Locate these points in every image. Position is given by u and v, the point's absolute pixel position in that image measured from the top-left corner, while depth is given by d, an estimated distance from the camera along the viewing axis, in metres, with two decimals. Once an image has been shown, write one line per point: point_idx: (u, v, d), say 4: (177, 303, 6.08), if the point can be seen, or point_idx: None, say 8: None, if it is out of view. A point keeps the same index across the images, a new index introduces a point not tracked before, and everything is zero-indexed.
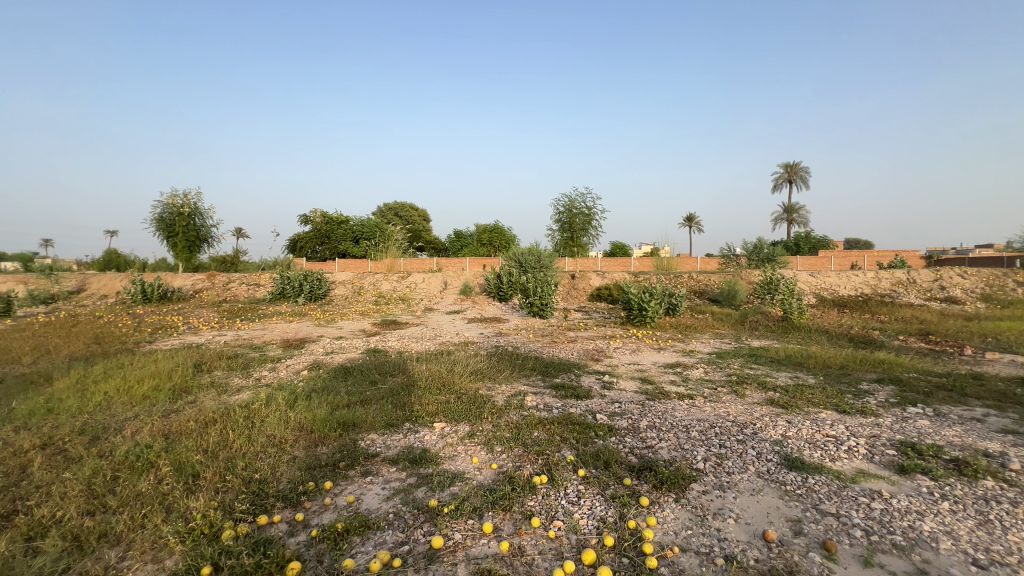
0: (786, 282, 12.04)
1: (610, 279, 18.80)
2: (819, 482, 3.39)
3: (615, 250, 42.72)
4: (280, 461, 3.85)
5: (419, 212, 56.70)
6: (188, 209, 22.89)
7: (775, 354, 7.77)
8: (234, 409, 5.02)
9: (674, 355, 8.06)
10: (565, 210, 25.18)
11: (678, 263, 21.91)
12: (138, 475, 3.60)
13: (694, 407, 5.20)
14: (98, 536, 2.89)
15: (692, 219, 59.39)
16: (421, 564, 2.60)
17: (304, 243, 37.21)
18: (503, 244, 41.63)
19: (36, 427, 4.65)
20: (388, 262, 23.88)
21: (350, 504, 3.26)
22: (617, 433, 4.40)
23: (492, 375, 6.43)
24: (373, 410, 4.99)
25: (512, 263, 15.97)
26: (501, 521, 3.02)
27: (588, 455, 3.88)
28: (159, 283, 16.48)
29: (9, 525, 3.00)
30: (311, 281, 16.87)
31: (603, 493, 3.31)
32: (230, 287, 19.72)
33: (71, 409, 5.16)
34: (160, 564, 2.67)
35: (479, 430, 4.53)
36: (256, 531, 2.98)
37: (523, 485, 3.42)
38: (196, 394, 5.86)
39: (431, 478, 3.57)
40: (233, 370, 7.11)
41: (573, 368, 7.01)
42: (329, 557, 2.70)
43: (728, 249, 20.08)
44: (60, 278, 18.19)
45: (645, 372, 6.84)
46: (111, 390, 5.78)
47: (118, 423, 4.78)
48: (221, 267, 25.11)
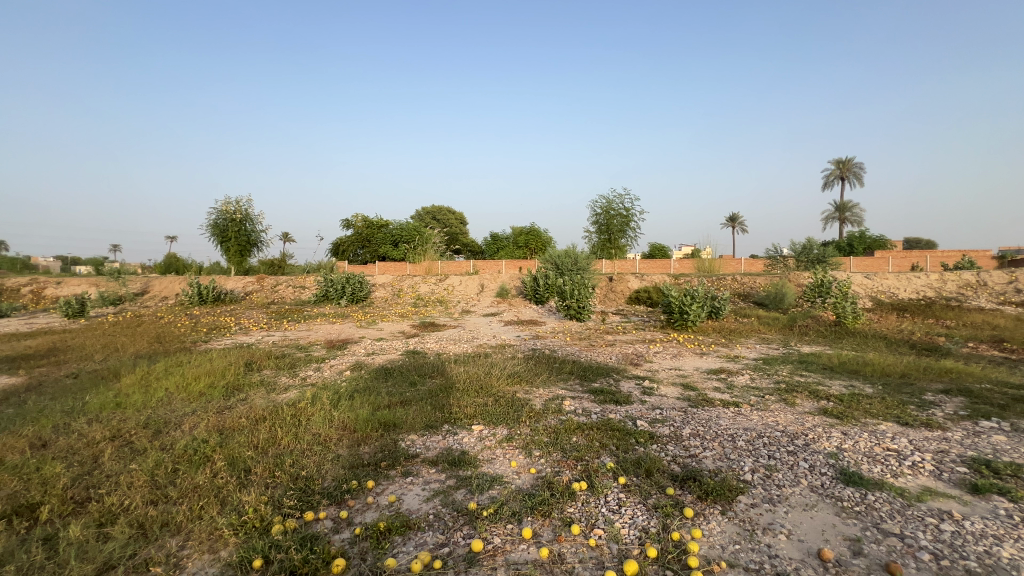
0: (839, 285, 11.38)
1: (649, 281, 18.43)
2: (880, 499, 3.18)
3: (655, 250, 41.85)
4: (325, 459, 3.98)
5: (457, 214, 57.59)
6: (240, 216, 24.23)
7: (828, 361, 7.37)
8: (282, 408, 5.23)
9: (718, 361, 7.79)
10: (603, 211, 24.93)
11: (720, 265, 21.22)
12: (195, 468, 3.81)
13: (740, 415, 5.00)
14: (160, 525, 3.07)
15: (736, 217, 57.37)
16: (461, 566, 2.62)
17: (347, 247, 38.71)
18: (539, 246, 41.73)
19: (106, 420, 5.02)
20: (427, 265, 24.41)
21: (392, 504, 3.32)
22: (658, 440, 4.29)
23: (530, 379, 6.42)
24: (413, 411, 5.09)
25: (548, 266, 15.93)
26: (540, 527, 3.00)
27: (629, 462, 3.80)
28: (214, 285, 17.46)
29: (84, 511, 3.24)
30: (353, 284, 17.46)
31: (645, 503, 3.22)
32: (277, 288, 20.68)
33: (136, 404, 5.54)
34: (216, 554, 2.81)
35: (517, 433, 4.52)
36: (302, 526, 3.09)
37: (562, 491, 3.38)
38: (247, 392, 6.15)
39: (470, 480, 3.60)
40: (281, 370, 7.41)
41: (612, 373, 6.90)
42: (371, 556, 2.75)
43: (774, 250, 19.28)
44: (127, 281, 19.61)
45: (687, 378, 6.64)
46: (171, 387, 6.16)
47: (177, 418, 5.08)
48: (269, 270, 26.40)
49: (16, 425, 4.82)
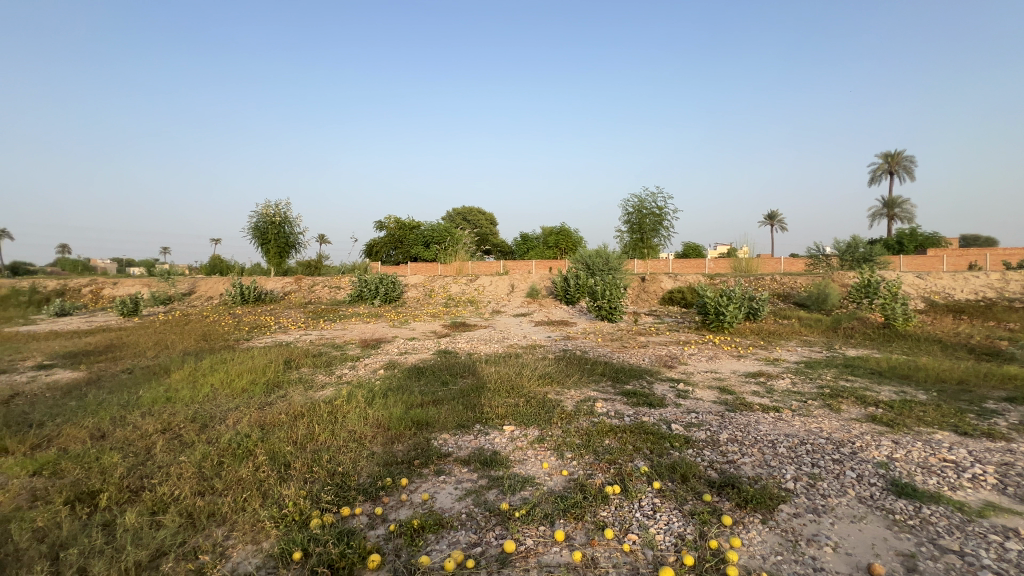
0: (887, 285, 10.80)
1: (683, 281, 18.02)
2: (936, 513, 2.99)
3: (689, 250, 40.89)
4: (360, 456, 4.07)
5: (487, 214, 57.93)
6: (279, 218, 25.15)
7: (876, 365, 7.00)
8: (319, 405, 5.39)
9: (757, 364, 7.53)
10: (635, 210, 24.53)
11: (758, 265, 20.53)
12: (239, 461, 3.97)
13: (781, 420, 4.81)
14: (207, 515, 3.21)
15: (774, 215, 55.34)
16: (494, 566, 2.63)
17: (380, 248, 39.56)
18: (569, 246, 41.45)
19: (157, 413, 5.30)
20: (458, 265, 24.66)
21: (425, 502, 3.37)
22: (694, 445, 4.18)
23: (561, 380, 6.38)
24: (445, 410, 5.14)
25: (579, 266, 15.81)
26: (573, 530, 2.98)
27: (664, 466, 3.72)
28: (255, 285, 18.19)
29: (138, 500, 3.43)
30: (386, 284, 17.83)
31: (681, 509, 3.15)
32: (314, 288, 21.34)
33: (185, 399, 5.82)
34: (258, 545, 2.91)
35: (548, 434, 4.50)
36: (339, 521, 3.17)
37: (595, 494, 3.34)
38: (286, 389, 6.37)
39: (502, 480, 3.60)
40: (318, 368, 7.64)
41: (645, 375, 6.78)
42: (406, 552, 2.80)
43: (816, 248, 18.50)
44: (175, 281, 20.66)
45: (723, 381, 6.45)
46: (216, 383, 6.45)
47: (222, 413, 5.31)
48: (307, 271, 27.28)
49: (79, 417, 5.15)
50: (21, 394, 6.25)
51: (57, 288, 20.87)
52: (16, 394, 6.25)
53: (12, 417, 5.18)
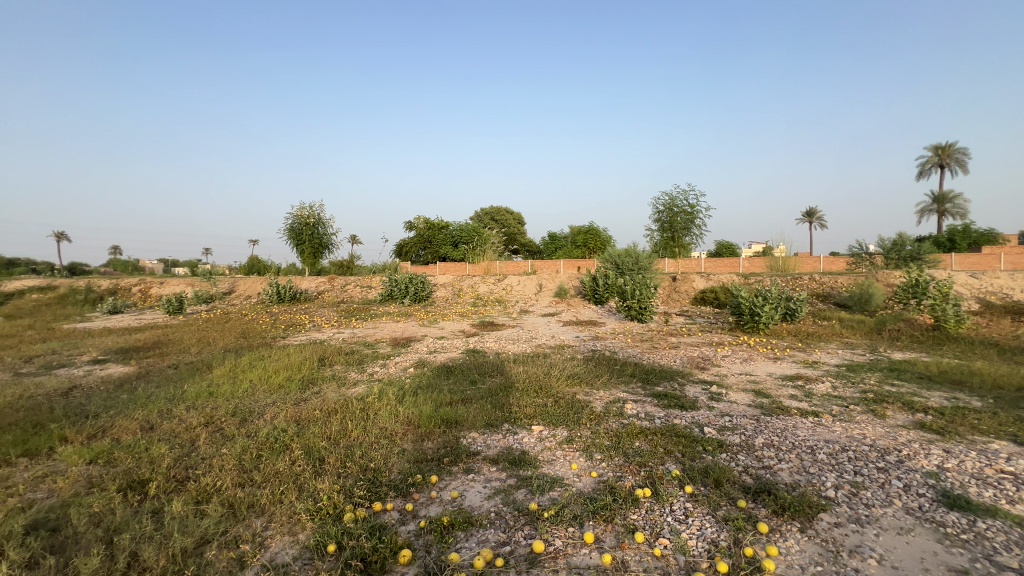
0: (937, 285, 10.24)
1: (715, 280, 17.58)
2: (993, 528, 2.81)
3: (722, 249, 39.84)
4: (391, 452, 4.15)
5: (514, 214, 57.93)
6: (314, 220, 25.91)
7: (925, 370, 6.63)
8: (352, 402, 5.52)
9: (794, 367, 7.26)
10: (666, 208, 24.07)
11: (796, 264, 19.78)
12: (277, 455, 4.12)
13: (820, 426, 4.62)
14: (247, 506, 3.34)
15: (812, 212, 53.21)
16: (523, 566, 2.64)
17: (410, 248, 40.19)
18: (598, 246, 41.00)
19: (201, 407, 5.55)
20: (486, 265, 24.81)
21: (455, 499, 3.40)
22: (728, 449, 4.07)
23: (590, 380, 6.33)
24: (474, 409, 5.18)
25: (608, 265, 15.63)
26: (602, 532, 2.95)
27: (696, 471, 3.63)
28: (291, 285, 18.80)
29: (183, 489, 3.60)
30: (415, 284, 18.11)
31: (714, 514, 3.07)
32: (346, 288, 21.87)
33: (226, 394, 6.08)
34: (295, 537, 3.01)
35: (577, 435, 4.48)
36: (371, 516, 3.24)
37: (625, 497, 3.30)
38: (320, 385, 6.55)
39: (531, 480, 3.60)
40: (350, 365, 7.83)
41: (676, 376, 6.65)
42: (436, 549, 2.83)
43: (859, 246, 17.70)
44: (217, 281, 21.57)
45: (759, 384, 6.25)
46: (255, 379, 6.71)
47: (260, 408, 5.52)
48: (340, 271, 28.00)
49: (130, 409, 5.45)
50: (78, 387, 6.66)
51: (110, 287, 22.12)
52: (74, 387, 6.66)
53: (70, 408, 5.53)
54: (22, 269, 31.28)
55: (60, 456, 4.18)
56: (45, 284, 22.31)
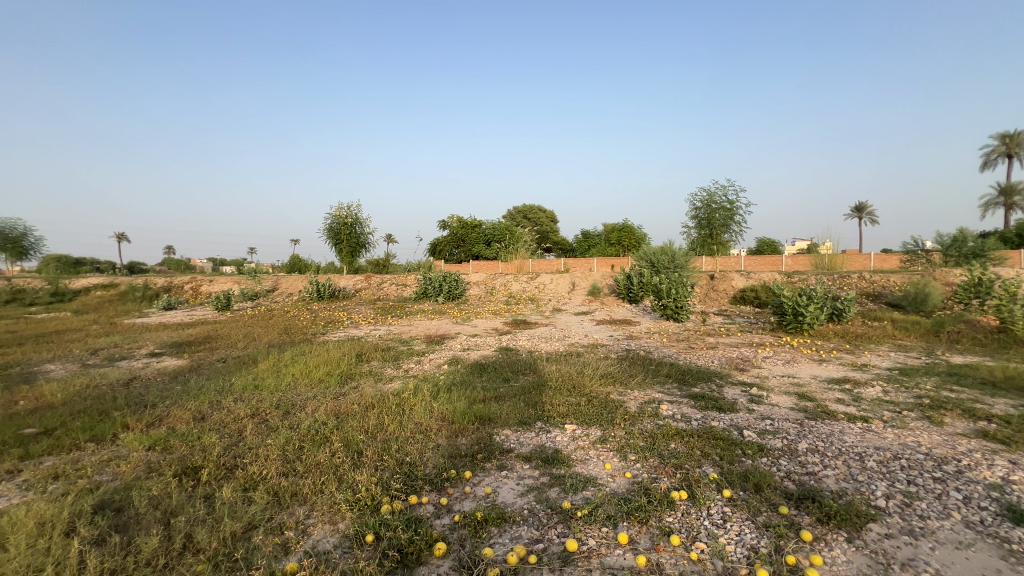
0: (1003, 284, 9.52)
1: (755, 279, 17.00)
2: None
3: (763, 246, 38.42)
4: (426, 447, 4.24)
5: (547, 212, 57.58)
6: (351, 219, 26.67)
7: (989, 375, 6.18)
8: (388, 397, 5.67)
9: (842, 370, 6.93)
10: (704, 204, 23.34)
11: (845, 262, 18.82)
12: (317, 447, 4.28)
13: (870, 432, 4.39)
14: (291, 495, 3.49)
15: (863, 208, 50.38)
16: (556, 564, 2.64)
17: (443, 246, 40.75)
18: (632, 243, 40.26)
19: (247, 399, 5.83)
20: (518, 264, 24.87)
21: (488, 495, 3.44)
22: (769, 454, 3.94)
23: (624, 380, 6.25)
24: (507, 407, 5.21)
25: (643, 263, 15.36)
26: (637, 533, 2.91)
27: (735, 475, 3.53)
28: (330, 283, 19.46)
29: (232, 476, 3.80)
30: (449, 282, 18.36)
31: (754, 520, 2.98)
32: (383, 286, 22.40)
33: (270, 387, 6.37)
34: (336, 526, 3.12)
35: (611, 435, 4.44)
36: (407, 508, 3.32)
37: (660, 499, 3.25)
38: (358, 380, 6.76)
39: (564, 479, 3.60)
40: (386, 361, 8.04)
41: (714, 377, 6.48)
42: (470, 543, 2.88)
43: (914, 242, 16.67)
44: (261, 279, 22.56)
45: (802, 387, 6.00)
46: (297, 373, 6.99)
47: (302, 401, 5.74)
48: (376, 269, 28.72)
49: (184, 399, 5.80)
50: (137, 378, 7.13)
51: (165, 285, 23.54)
52: (134, 378, 7.13)
53: (131, 398, 5.93)
54: (88, 268, 33.66)
55: (123, 442, 4.49)
56: (107, 282, 23.91)
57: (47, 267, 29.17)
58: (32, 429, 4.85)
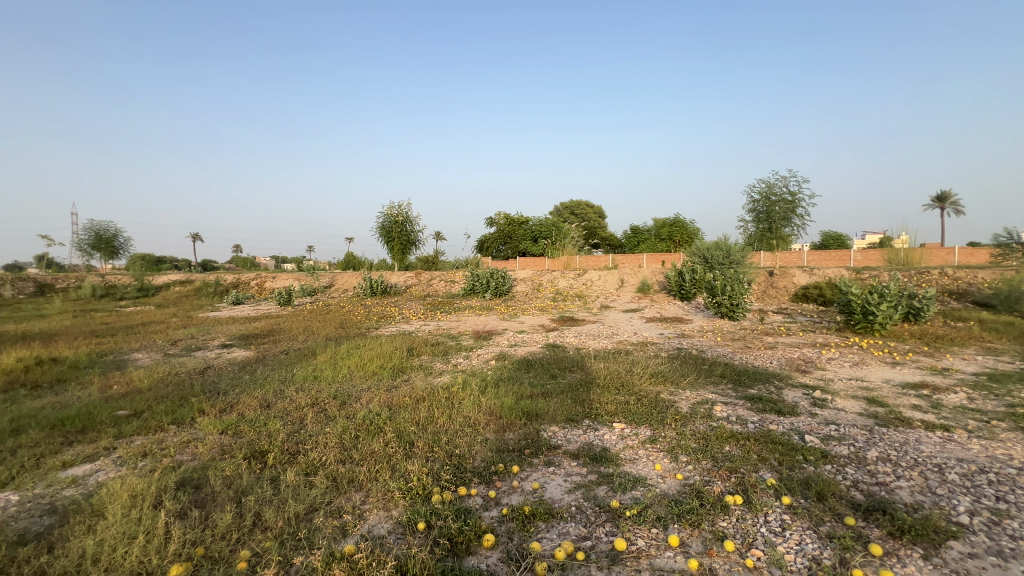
0: None
1: (819, 275, 15.98)
2: None
3: (829, 240, 35.99)
4: (475, 441, 4.32)
5: (595, 207, 56.86)
6: (402, 218, 27.48)
7: None
8: (438, 390, 5.82)
9: (918, 374, 6.38)
10: (762, 196, 22.17)
11: (923, 256, 17.29)
12: (372, 436, 4.47)
13: (951, 442, 4.03)
14: (348, 481, 3.67)
15: (945, 196, 45.91)
16: (604, 562, 2.63)
17: (491, 243, 41.26)
18: (684, 238, 38.98)
19: (307, 389, 6.19)
20: (565, 260, 24.73)
21: (535, 490, 3.47)
22: (834, 461, 3.71)
23: (675, 379, 6.08)
24: (554, 403, 5.21)
25: (695, 259, 14.85)
26: (688, 536, 2.84)
27: (796, 481, 3.36)
28: (382, 280, 20.22)
29: (295, 461, 4.05)
30: (496, 278, 18.53)
31: (816, 530, 2.83)
32: (432, 283, 22.96)
33: (328, 378, 6.72)
34: (389, 512, 3.26)
35: (661, 435, 4.33)
36: (457, 499, 3.41)
37: (713, 502, 3.14)
38: (409, 374, 7.00)
39: (612, 478, 3.56)
40: (436, 356, 8.26)
41: (772, 378, 6.17)
42: (518, 536, 2.92)
43: (1007, 234, 15.03)
44: (319, 277, 23.77)
45: (872, 392, 5.59)
46: (352, 365, 7.33)
47: (357, 393, 6.01)
48: (426, 266, 29.48)
49: (251, 388, 6.24)
50: (211, 367, 7.75)
51: (234, 281, 25.30)
52: (208, 367, 7.75)
53: (206, 385, 6.46)
54: (168, 266, 36.84)
55: (199, 426, 4.89)
56: (184, 278, 26.03)
57: (135, 266, 32.09)
58: (124, 410, 5.39)
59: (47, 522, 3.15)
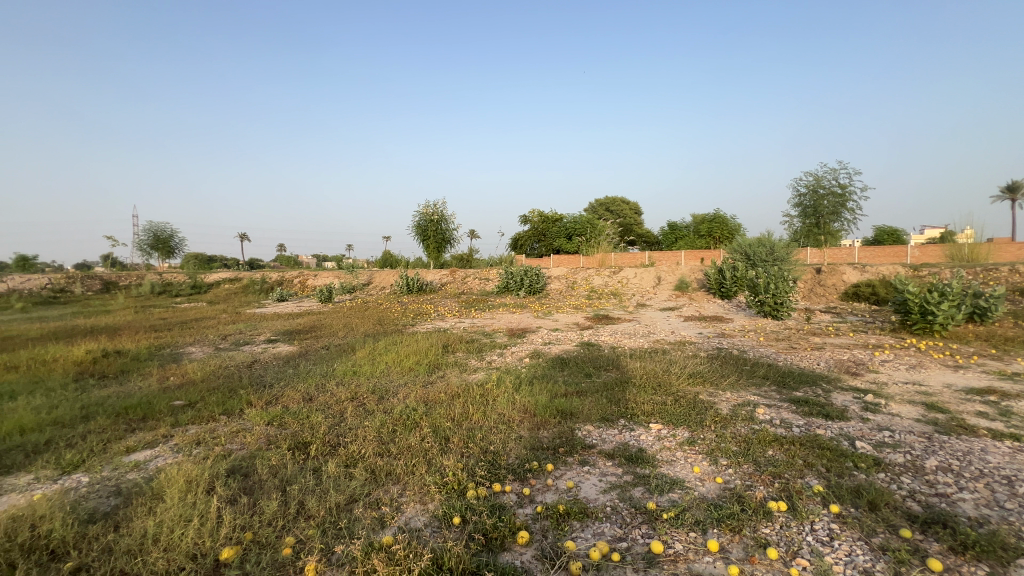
0: None
1: (872, 272, 15.12)
2: None
3: (883, 236, 33.99)
4: (509, 438, 4.34)
5: (632, 204, 55.99)
6: (438, 216, 27.87)
7: None
8: (473, 387, 5.88)
9: (984, 379, 5.93)
10: (809, 190, 21.16)
11: (989, 252, 16.05)
12: (409, 431, 4.56)
13: (1023, 453, 3.73)
14: (386, 473, 3.77)
15: (1016, 188, 42.47)
16: (640, 565, 2.58)
17: (525, 241, 41.32)
18: (725, 235, 37.77)
19: (347, 383, 6.40)
20: (600, 257, 24.42)
21: (570, 489, 3.45)
22: (888, 469, 3.51)
23: (714, 380, 5.91)
24: (588, 402, 5.16)
25: (736, 256, 14.35)
26: (728, 542, 2.75)
27: (845, 489, 3.19)
28: (418, 277, 20.59)
29: (336, 453, 4.19)
30: (530, 276, 18.52)
31: (868, 541, 2.68)
32: (467, 280, 23.19)
33: (367, 373, 6.92)
34: (426, 505, 3.32)
35: (700, 437, 4.22)
36: (492, 495, 3.44)
37: (755, 508, 3.04)
38: (444, 370, 7.11)
39: (648, 479, 3.50)
40: (471, 353, 8.35)
41: (819, 381, 5.89)
42: (552, 535, 2.91)
43: None
44: (358, 275, 24.45)
45: (932, 397, 5.24)
46: (390, 361, 7.52)
47: (395, 388, 6.16)
48: (461, 264, 29.81)
49: (295, 381, 6.51)
50: (258, 361, 8.13)
51: (279, 279, 26.40)
52: (255, 360, 8.14)
53: (254, 378, 6.80)
54: (219, 264, 38.86)
55: (248, 417, 5.14)
56: (234, 276, 27.36)
57: (189, 264, 34.03)
58: (180, 401, 5.74)
59: (113, 503, 3.39)
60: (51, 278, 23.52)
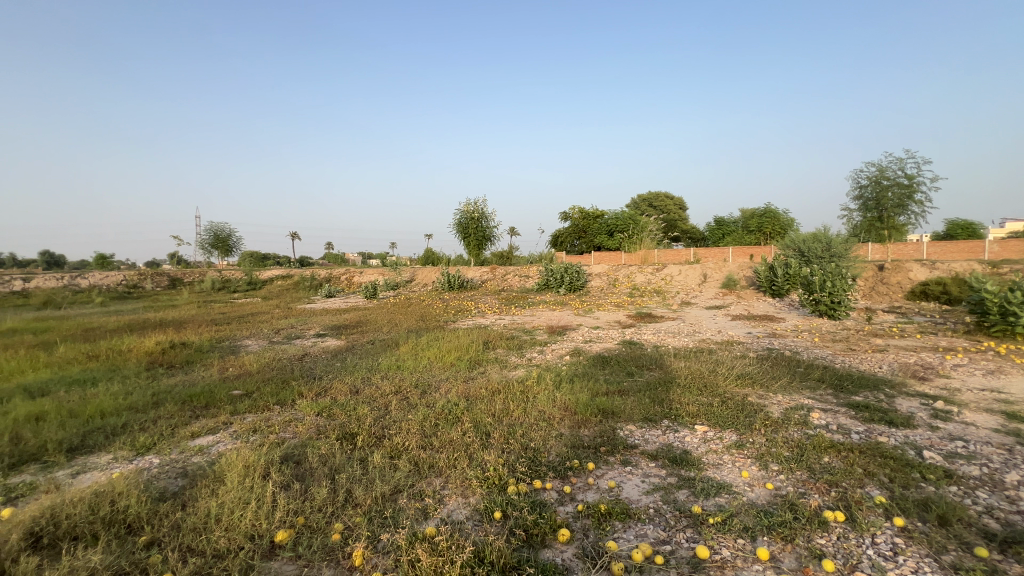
0: None
1: (942, 270, 13.98)
2: None
3: (956, 230, 31.32)
4: (550, 435, 4.33)
5: (676, 200, 54.46)
6: (478, 214, 28.14)
7: None
8: (513, 384, 5.91)
9: None
10: (871, 181, 19.78)
11: None
12: (451, 425, 4.64)
13: None
14: (429, 466, 3.86)
15: None
16: (685, 569, 2.52)
17: (565, 238, 41.08)
18: (776, 230, 36.01)
19: (391, 377, 6.59)
20: (642, 254, 23.91)
21: (612, 489, 3.40)
22: (961, 482, 3.24)
23: (764, 381, 5.67)
24: (631, 402, 5.06)
25: (789, 252, 13.65)
26: (780, 551, 2.63)
27: (911, 502, 2.98)
28: (459, 274, 20.90)
29: (381, 444, 4.33)
30: (571, 273, 18.38)
31: (937, 558, 2.49)
32: (507, 278, 23.29)
33: (410, 367, 7.11)
34: (467, 499, 3.37)
35: (749, 441, 4.06)
36: (532, 492, 3.44)
37: (809, 517, 2.89)
38: (485, 366, 7.19)
39: (694, 482, 3.40)
40: (511, 349, 8.40)
41: (881, 385, 5.52)
42: (593, 534, 2.89)
43: None
44: (402, 273, 25.09)
45: (1013, 405, 4.79)
46: (432, 356, 7.68)
47: (437, 382, 6.29)
48: (501, 261, 29.99)
49: (343, 374, 6.79)
50: (308, 354, 8.52)
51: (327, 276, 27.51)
52: (305, 354, 8.54)
53: (305, 370, 7.13)
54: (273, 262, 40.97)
55: (299, 407, 5.39)
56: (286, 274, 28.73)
57: (247, 262, 36.12)
58: (238, 390, 6.10)
59: (180, 483, 3.65)
60: (126, 275, 25.58)
